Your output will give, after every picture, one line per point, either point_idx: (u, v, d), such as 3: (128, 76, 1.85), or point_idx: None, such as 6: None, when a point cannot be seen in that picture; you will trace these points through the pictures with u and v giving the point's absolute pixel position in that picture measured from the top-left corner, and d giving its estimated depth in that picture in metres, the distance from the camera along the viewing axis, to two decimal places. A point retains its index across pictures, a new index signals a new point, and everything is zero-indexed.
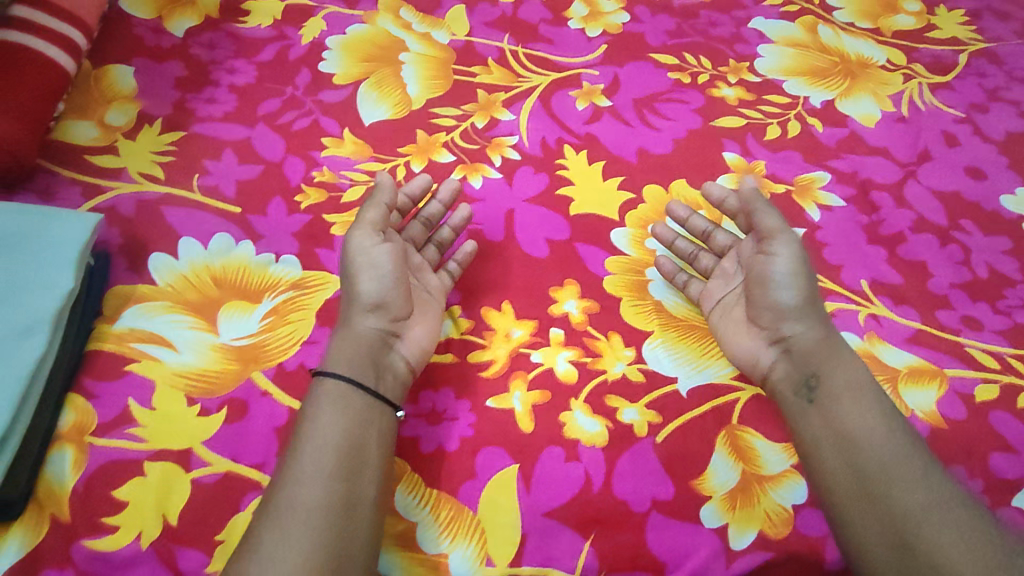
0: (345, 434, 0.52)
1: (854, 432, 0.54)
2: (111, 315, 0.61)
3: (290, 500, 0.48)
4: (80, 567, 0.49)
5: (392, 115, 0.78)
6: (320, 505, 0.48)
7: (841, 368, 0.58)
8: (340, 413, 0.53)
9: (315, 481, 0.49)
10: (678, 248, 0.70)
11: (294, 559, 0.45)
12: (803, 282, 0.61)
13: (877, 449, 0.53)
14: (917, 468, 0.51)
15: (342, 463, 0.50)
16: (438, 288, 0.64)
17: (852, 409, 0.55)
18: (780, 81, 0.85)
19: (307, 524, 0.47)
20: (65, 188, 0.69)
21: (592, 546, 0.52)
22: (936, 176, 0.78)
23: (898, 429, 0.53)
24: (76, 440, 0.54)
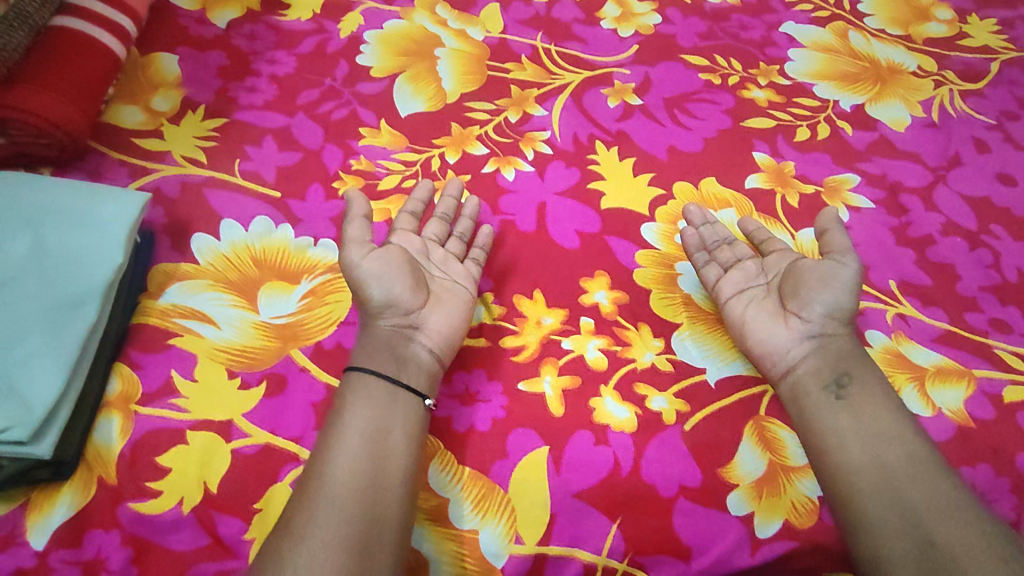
0: (375, 423, 0.53)
1: (878, 431, 0.55)
2: (156, 291, 0.63)
3: (324, 486, 0.50)
4: (126, 529, 0.51)
5: (427, 107, 0.80)
6: (353, 491, 0.50)
7: (875, 375, 0.59)
8: (371, 403, 0.54)
9: (348, 468, 0.51)
10: (704, 235, 0.69)
11: (329, 541, 0.47)
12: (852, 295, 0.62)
13: (898, 453, 0.54)
14: (937, 471, 0.53)
15: (374, 452, 0.52)
16: (462, 280, 0.65)
17: (876, 413, 0.56)
18: (810, 85, 0.85)
19: (341, 509, 0.49)
20: (113, 168, 0.72)
21: (619, 528, 0.54)
22: (966, 181, 0.78)
23: (918, 435, 0.55)
24: (122, 407, 0.55)
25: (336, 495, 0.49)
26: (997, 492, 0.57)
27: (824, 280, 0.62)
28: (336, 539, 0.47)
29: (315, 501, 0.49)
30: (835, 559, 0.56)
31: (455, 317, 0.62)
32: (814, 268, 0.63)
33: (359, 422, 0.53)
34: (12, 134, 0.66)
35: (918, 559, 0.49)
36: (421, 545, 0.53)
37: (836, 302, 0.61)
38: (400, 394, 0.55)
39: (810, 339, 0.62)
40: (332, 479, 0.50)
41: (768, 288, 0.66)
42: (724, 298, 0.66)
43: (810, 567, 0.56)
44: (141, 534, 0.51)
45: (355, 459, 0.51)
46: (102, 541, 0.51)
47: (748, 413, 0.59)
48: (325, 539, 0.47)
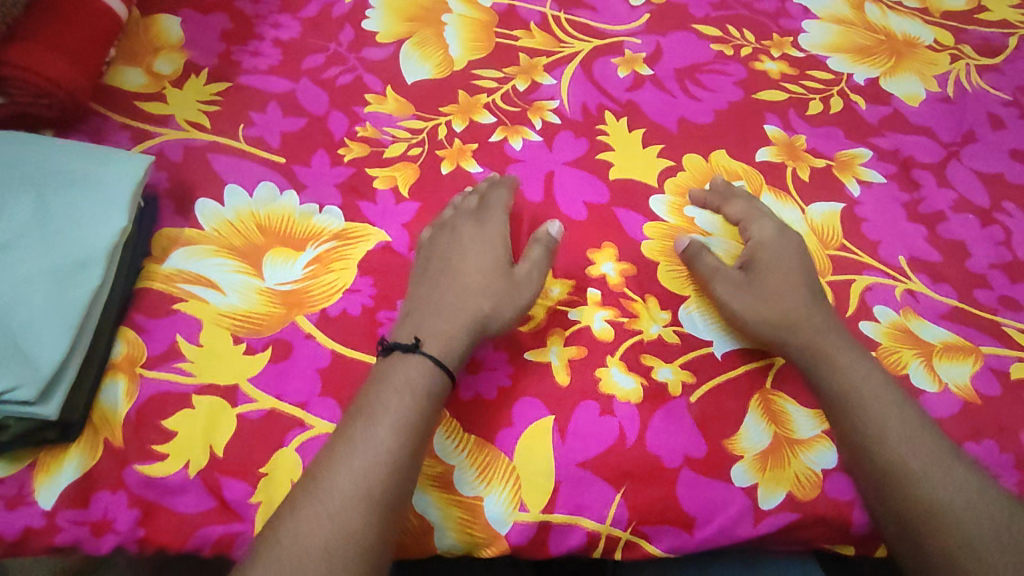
0: (408, 409, 0.51)
1: (880, 432, 0.54)
2: (160, 257, 0.63)
3: (346, 465, 0.48)
4: (132, 491, 0.51)
5: (434, 75, 0.78)
6: (375, 477, 0.48)
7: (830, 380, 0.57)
8: (404, 387, 0.52)
9: (373, 451, 0.49)
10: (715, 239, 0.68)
11: (340, 527, 0.46)
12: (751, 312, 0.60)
13: (916, 452, 0.53)
14: (953, 470, 0.52)
15: (405, 437, 0.50)
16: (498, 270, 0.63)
17: (889, 413, 0.54)
18: (824, 58, 0.84)
19: (358, 494, 0.47)
20: (115, 132, 0.71)
21: (623, 497, 0.54)
22: (980, 157, 0.77)
23: (924, 432, 0.54)
24: (128, 371, 0.55)
25: (357, 478, 0.48)
26: (1001, 467, 0.58)
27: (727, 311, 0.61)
28: (347, 525, 0.46)
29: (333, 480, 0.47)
30: (836, 531, 0.56)
31: None
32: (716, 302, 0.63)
33: (390, 404, 0.51)
34: (12, 94, 0.65)
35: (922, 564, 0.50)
36: (426, 511, 0.53)
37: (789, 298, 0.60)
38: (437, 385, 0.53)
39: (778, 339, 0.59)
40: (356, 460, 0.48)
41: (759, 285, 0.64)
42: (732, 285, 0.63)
43: (812, 539, 0.56)
44: (148, 496, 0.51)
45: (383, 442, 0.49)
46: (108, 502, 0.51)
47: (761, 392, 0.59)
48: (336, 523, 0.46)
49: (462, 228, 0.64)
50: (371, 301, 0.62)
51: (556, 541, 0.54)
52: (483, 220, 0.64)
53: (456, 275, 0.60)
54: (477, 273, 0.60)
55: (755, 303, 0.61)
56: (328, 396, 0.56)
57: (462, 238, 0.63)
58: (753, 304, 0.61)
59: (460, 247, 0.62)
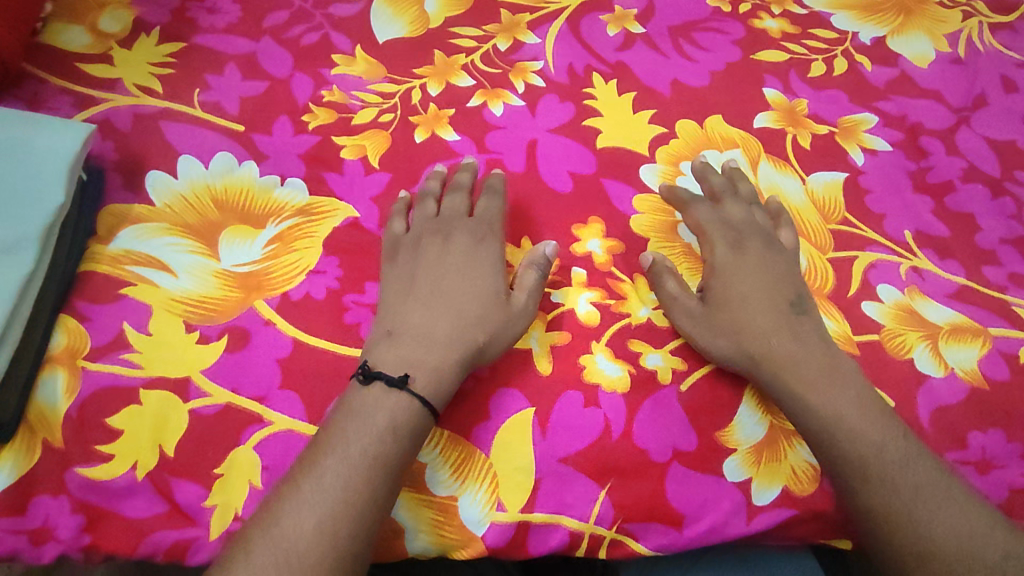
0: (375, 446, 0.46)
1: (881, 456, 0.49)
2: (106, 236, 0.57)
3: (301, 506, 0.44)
4: (74, 496, 0.47)
5: (407, 33, 0.72)
6: (340, 521, 0.44)
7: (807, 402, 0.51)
8: (371, 422, 0.47)
9: (335, 491, 0.44)
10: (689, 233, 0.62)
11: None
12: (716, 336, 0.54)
13: (915, 482, 0.48)
14: (956, 503, 0.48)
15: (369, 476, 0.45)
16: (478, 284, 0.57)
17: (890, 436, 0.50)
18: (828, 15, 0.78)
19: (313, 543, 0.43)
20: (55, 97, 0.64)
21: (608, 495, 0.50)
22: (991, 123, 0.72)
23: (923, 461, 0.49)
24: (68, 363, 0.51)
25: (315, 522, 0.43)
26: (1006, 457, 0.55)
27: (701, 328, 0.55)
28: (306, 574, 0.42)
29: (286, 525, 0.43)
30: (833, 527, 0.53)
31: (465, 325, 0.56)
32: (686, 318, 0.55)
33: (352, 440, 0.46)
34: None
35: None
36: (395, 512, 0.49)
37: (758, 316, 0.56)
38: (419, 426, 0.48)
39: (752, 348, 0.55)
40: (311, 502, 0.44)
41: None
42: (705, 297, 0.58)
43: (806, 536, 0.53)
44: (93, 501, 0.48)
45: (344, 482, 0.45)
46: (50, 508, 0.47)
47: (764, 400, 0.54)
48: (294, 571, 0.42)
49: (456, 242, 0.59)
50: (337, 283, 0.57)
51: (536, 541, 0.50)
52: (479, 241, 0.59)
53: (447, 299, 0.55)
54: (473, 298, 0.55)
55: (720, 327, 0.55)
56: (289, 389, 0.52)
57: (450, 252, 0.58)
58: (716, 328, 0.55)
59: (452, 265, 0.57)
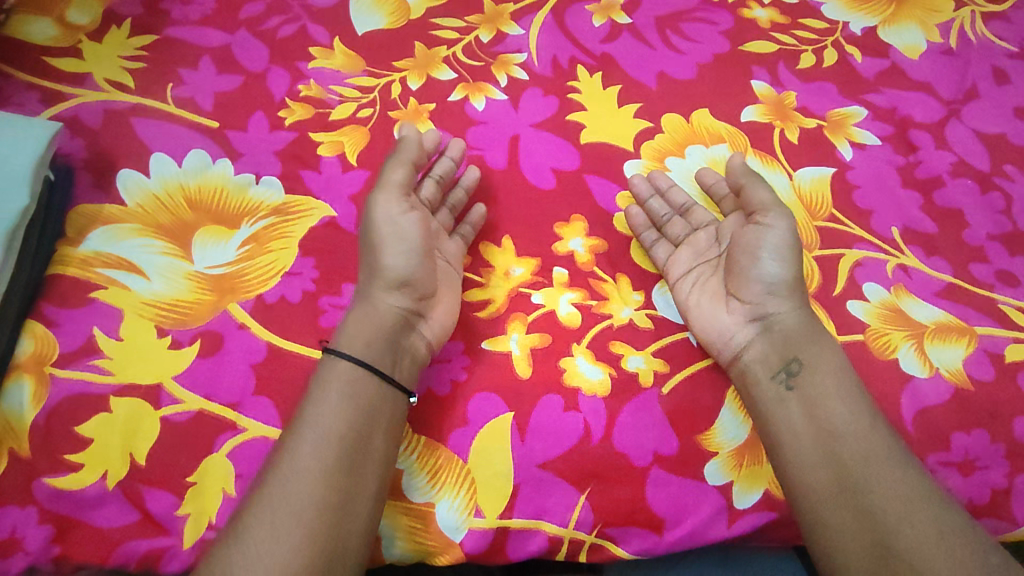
0: (342, 426, 0.46)
1: (840, 425, 0.49)
2: (74, 237, 0.56)
3: (270, 493, 0.43)
4: (42, 506, 0.46)
5: (387, 24, 0.70)
6: (313, 502, 0.43)
7: (829, 357, 0.52)
8: (339, 402, 0.47)
9: (306, 476, 0.44)
10: (653, 212, 0.61)
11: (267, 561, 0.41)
12: (794, 259, 0.55)
13: (870, 450, 0.48)
14: (914, 470, 0.47)
15: (339, 456, 0.45)
16: (458, 255, 0.58)
17: (852, 406, 0.50)
18: (818, 4, 0.76)
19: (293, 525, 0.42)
20: (22, 93, 0.62)
21: (587, 500, 0.50)
22: (983, 116, 0.71)
23: (885, 429, 0.49)
24: (35, 370, 0.50)
25: (291, 506, 0.43)
26: (990, 458, 0.54)
27: (753, 251, 0.56)
28: (280, 558, 0.41)
29: (257, 513, 0.42)
30: None
31: (450, 300, 0.55)
32: (748, 236, 0.57)
33: (318, 421, 0.46)
34: None
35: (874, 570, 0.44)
36: None
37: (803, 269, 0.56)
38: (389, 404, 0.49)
39: (756, 322, 0.55)
40: (281, 486, 0.43)
41: (715, 265, 0.59)
42: (673, 278, 0.58)
43: (788, 538, 0.53)
44: (61, 511, 0.47)
45: (314, 464, 0.44)
46: (17, 518, 0.46)
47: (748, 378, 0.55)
48: (268, 557, 0.41)
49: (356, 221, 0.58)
50: (313, 285, 0.56)
51: (515, 546, 0.50)
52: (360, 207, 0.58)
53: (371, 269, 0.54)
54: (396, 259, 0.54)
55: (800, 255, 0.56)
56: (263, 395, 0.51)
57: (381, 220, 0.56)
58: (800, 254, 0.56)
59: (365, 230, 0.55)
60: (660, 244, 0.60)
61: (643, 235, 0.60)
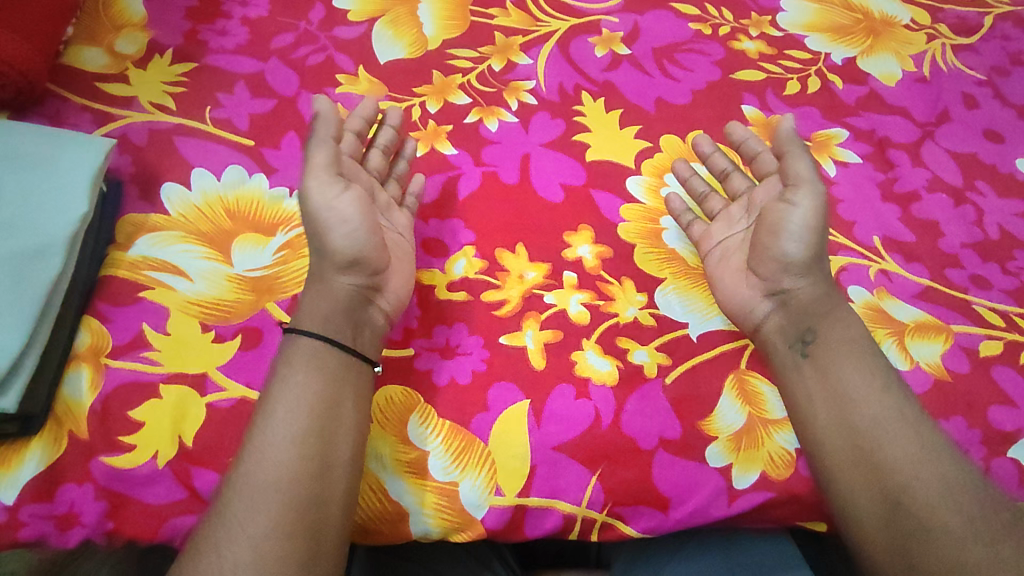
0: (327, 397, 0.51)
1: (849, 390, 0.53)
2: (124, 243, 0.61)
3: (259, 460, 0.47)
4: (99, 483, 0.51)
5: (407, 54, 0.76)
6: (292, 469, 0.47)
7: (841, 327, 0.56)
8: (314, 374, 0.51)
9: (290, 447, 0.48)
10: (692, 186, 0.69)
11: (254, 520, 0.45)
12: (815, 238, 0.58)
13: (873, 412, 0.52)
14: (922, 434, 0.51)
15: (315, 427, 0.49)
16: (407, 228, 0.62)
17: (856, 373, 0.54)
18: (802, 37, 0.83)
19: (278, 487, 0.47)
20: (75, 114, 0.68)
21: (598, 480, 0.54)
22: (954, 137, 0.77)
23: (892, 390, 0.53)
24: (92, 360, 0.54)
25: (273, 473, 0.47)
26: (969, 443, 0.59)
27: (772, 231, 0.59)
28: (273, 519, 0.45)
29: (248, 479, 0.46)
30: (810, 509, 0.56)
31: (404, 272, 0.59)
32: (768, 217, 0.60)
33: (303, 394, 0.50)
34: None
35: (884, 523, 0.49)
36: (401, 498, 0.53)
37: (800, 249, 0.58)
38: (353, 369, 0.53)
39: (774, 297, 0.59)
40: (267, 457, 0.47)
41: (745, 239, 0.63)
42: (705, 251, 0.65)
43: (785, 517, 0.57)
44: (116, 488, 0.51)
45: (301, 434, 0.49)
46: (75, 495, 0.51)
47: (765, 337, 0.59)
48: (261, 523, 0.45)
49: None
50: None
51: (532, 525, 0.54)
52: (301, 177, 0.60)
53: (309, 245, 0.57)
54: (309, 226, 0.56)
55: (823, 232, 0.58)
56: None
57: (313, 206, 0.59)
58: (822, 231, 0.58)
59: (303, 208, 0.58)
60: (697, 223, 0.66)
61: (682, 216, 0.67)
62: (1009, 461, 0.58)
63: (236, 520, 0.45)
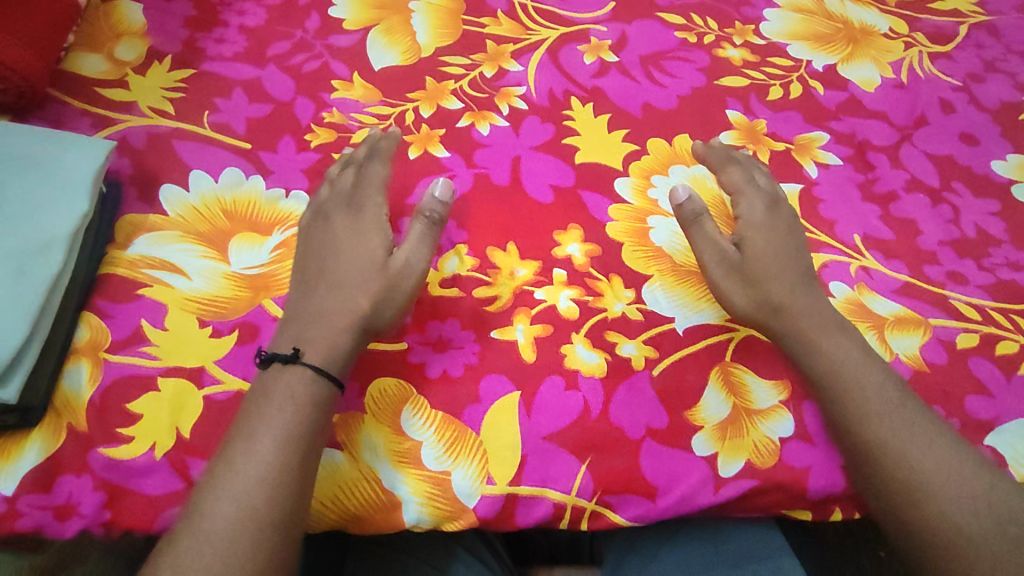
0: (295, 424, 0.50)
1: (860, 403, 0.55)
2: (123, 242, 0.62)
3: (227, 487, 0.47)
4: (97, 474, 0.52)
5: (401, 61, 0.78)
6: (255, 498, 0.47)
7: (829, 347, 0.58)
8: (284, 400, 0.51)
9: (257, 473, 0.47)
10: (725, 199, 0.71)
11: (220, 540, 0.45)
12: (740, 280, 0.61)
13: (883, 423, 0.54)
14: (930, 443, 0.53)
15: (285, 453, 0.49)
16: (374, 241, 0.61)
17: (863, 386, 0.56)
18: (784, 45, 0.86)
19: (242, 515, 0.46)
20: (75, 118, 0.70)
21: (588, 469, 0.56)
22: (931, 140, 0.80)
23: (899, 400, 0.55)
24: (91, 355, 0.56)
25: (238, 501, 0.46)
26: None
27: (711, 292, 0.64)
28: (236, 546, 0.45)
29: (213, 508, 0.46)
30: (796, 498, 0.58)
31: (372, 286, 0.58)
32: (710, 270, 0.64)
33: (273, 420, 0.50)
34: None
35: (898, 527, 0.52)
36: (393, 487, 0.54)
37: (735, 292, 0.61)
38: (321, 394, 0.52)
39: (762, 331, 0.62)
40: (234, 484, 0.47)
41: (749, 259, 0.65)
42: None
43: (771, 506, 0.58)
44: (113, 479, 0.53)
45: (266, 465, 0.48)
46: (73, 486, 0.52)
47: (749, 344, 0.62)
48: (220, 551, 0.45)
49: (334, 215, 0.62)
50: None
51: (523, 513, 0.55)
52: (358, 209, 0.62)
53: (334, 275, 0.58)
54: (352, 267, 0.59)
55: (745, 273, 0.62)
56: None
57: (337, 232, 0.61)
58: (743, 273, 0.62)
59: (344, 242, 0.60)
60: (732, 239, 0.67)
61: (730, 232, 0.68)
62: (987, 448, 0.60)
63: (199, 545, 0.45)
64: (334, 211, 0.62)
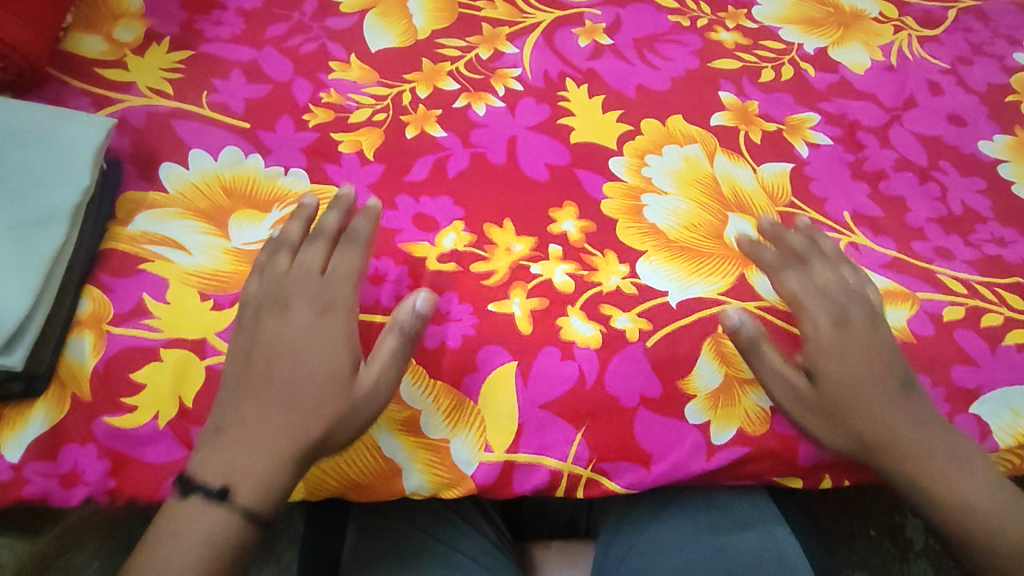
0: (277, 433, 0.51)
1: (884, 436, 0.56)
2: (123, 218, 0.63)
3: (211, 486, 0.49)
4: (102, 442, 0.55)
5: (398, 43, 0.79)
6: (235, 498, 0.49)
7: (866, 422, 0.56)
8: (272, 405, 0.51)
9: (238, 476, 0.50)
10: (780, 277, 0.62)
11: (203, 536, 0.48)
12: (787, 388, 0.58)
13: (903, 444, 0.56)
14: (943, 458, 0.56)
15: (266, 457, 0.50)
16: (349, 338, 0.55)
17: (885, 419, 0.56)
18: (776, 29, 0.87)
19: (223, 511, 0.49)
20: (75, 97, 0.70)
21: (582, 438, 0.58)
22: (919, 121, 0.81)
23: (917, 419, 0.57)
24: (94, 327, 0.56)
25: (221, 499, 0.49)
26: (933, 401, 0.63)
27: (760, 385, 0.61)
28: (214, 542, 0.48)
29: (198, 506, 0.49)
30: (784, 464, 0.61)
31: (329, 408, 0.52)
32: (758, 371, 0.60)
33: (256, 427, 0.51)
34: None
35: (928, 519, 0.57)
36: (394, 454, 0.57)
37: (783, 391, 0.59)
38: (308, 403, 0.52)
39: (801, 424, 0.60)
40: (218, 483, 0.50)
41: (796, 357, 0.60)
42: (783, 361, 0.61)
43: (760, 473, 0.61)
44: (118, 448, 0.55)
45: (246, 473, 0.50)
46: (78, 455, 0.54)
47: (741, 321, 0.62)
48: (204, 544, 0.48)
49: (297, 309, 0.55)
50: None
51: (520, 480, 0.58)
52: (326, 309, 0.55)
53: (283, 390, 0.52)
54: (313, 384, 0.52)
55: (792, 384, 0.58)
56: None
57: (294, 324, 0.54)
58: (789, 382, 0.58)
59: (300, 343, 0.53)
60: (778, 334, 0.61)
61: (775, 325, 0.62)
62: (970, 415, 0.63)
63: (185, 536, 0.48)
64: (297, 302, 0.55)
